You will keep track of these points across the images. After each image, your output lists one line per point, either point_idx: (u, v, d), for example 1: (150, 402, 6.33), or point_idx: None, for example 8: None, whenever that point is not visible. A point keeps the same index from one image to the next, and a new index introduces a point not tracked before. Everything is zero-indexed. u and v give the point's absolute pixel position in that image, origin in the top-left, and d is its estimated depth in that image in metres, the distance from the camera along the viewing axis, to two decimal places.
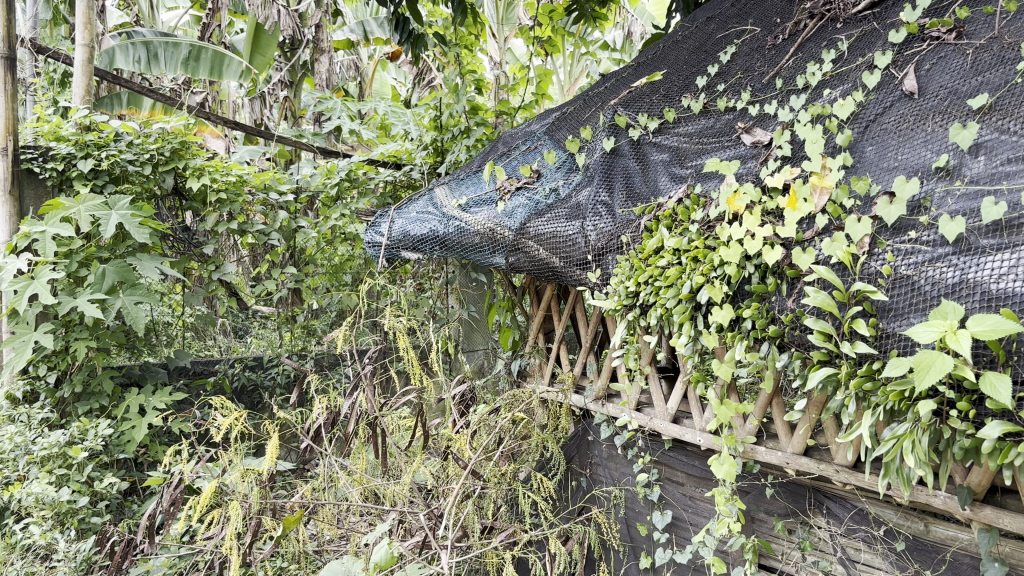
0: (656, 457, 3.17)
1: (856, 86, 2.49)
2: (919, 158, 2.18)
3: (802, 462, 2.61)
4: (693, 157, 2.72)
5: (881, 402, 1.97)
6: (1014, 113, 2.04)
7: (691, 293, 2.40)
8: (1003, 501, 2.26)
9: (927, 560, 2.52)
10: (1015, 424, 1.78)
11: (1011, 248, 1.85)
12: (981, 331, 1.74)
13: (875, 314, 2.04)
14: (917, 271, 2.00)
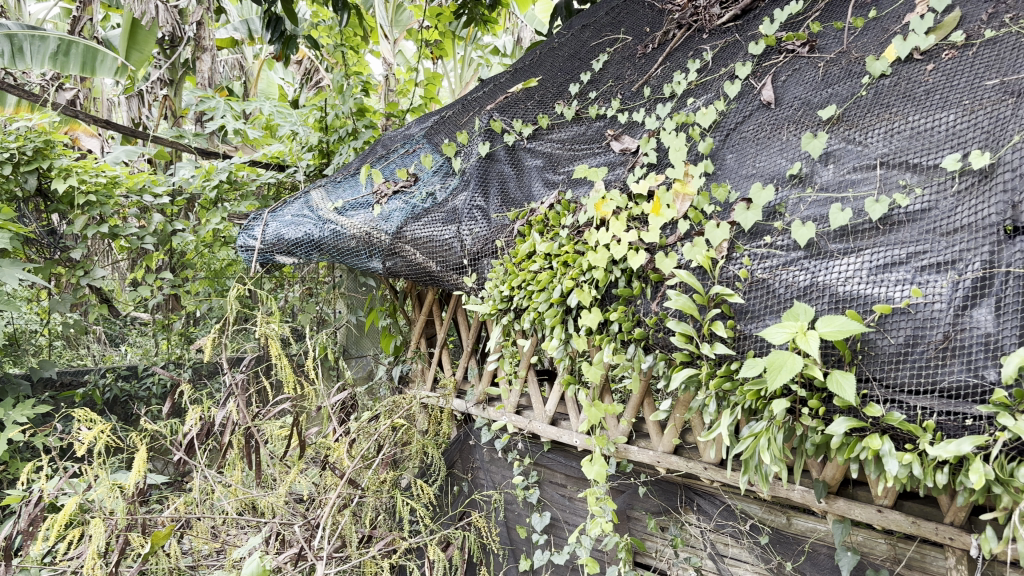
0: (535, 459, 3.18)
1: (718, 95, 2.58)
2: (775, 166, 2.28)
3: (672, 460, 2.69)
4: (566, 163, 2.78)
5: (739, 401, 2.05)
6: (859, 125, 2.20)
7: (562, 297, 2.43)
8: (855, 493, 2.37)
9: (789, 552, 2.63)
10: (859, 420, 1.89)
11: (856, 253, 2.00)
12: (829, 332, 1.83)
13: (732, 316, 2.13)
14: (772, 274, 2.11)
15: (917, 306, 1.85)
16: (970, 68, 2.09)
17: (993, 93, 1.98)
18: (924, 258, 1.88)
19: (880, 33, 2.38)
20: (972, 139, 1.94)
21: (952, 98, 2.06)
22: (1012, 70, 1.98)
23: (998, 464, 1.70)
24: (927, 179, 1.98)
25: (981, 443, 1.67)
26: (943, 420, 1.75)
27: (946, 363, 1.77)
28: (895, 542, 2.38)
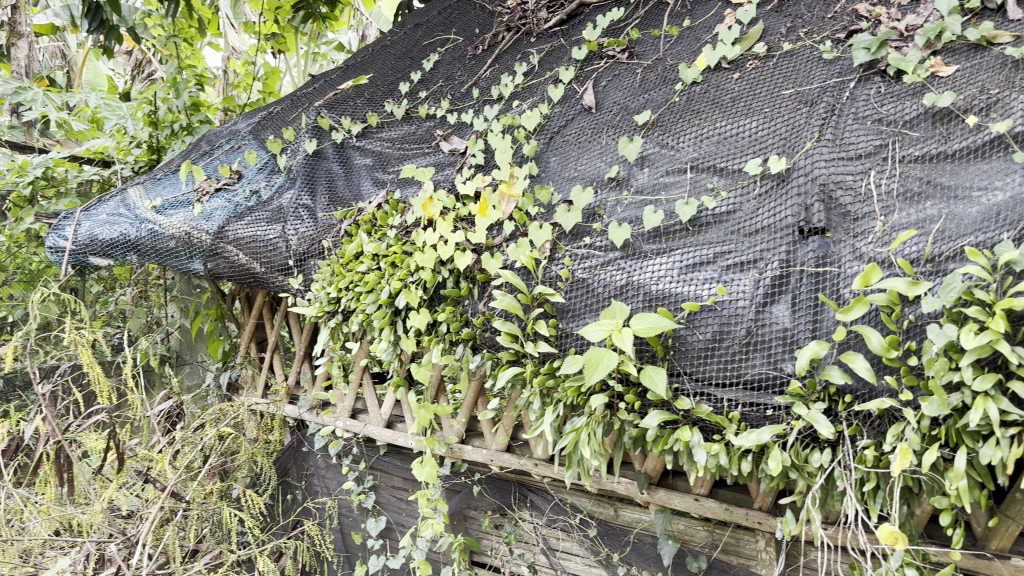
0: (371, 463, 3.12)
1: (543, 98, 2.62)
2: (595, 169, 2.34)
3: (505, 458, 2.71)
4: (395, 162, 2.75)
5: (562, 397, 2.10)
6: (672, 130, 2.29)
7: (390, 298, 2.39)
8: (674, 483, 2.46)
9: (616, 543, 2.70)
10: (671, 413, 1.98)
11: (668, 253, 2.10)
12: (642, 329, 1.90)
13: (555, 315, 2.18)
14: (591, 274, 2.17)
15: (723, 303, 1.97)
16: (771, 77, 2.23)
17: (789, 102, 2.13)
18: (729, 258, 2.01)
19: (693, 42, 2.49)
20: (771, 145, 2.08)
21: (755, 106, 2.19)
22: (806, 81, 2.15)
23: (794, 451, 1.86)
24: (732, 182, 2.10)
25: (779, 432, 1.83)
26: (747, 411, 1.89)
27: (749, 357, 1.91)
28: (713, 529, 2.49)
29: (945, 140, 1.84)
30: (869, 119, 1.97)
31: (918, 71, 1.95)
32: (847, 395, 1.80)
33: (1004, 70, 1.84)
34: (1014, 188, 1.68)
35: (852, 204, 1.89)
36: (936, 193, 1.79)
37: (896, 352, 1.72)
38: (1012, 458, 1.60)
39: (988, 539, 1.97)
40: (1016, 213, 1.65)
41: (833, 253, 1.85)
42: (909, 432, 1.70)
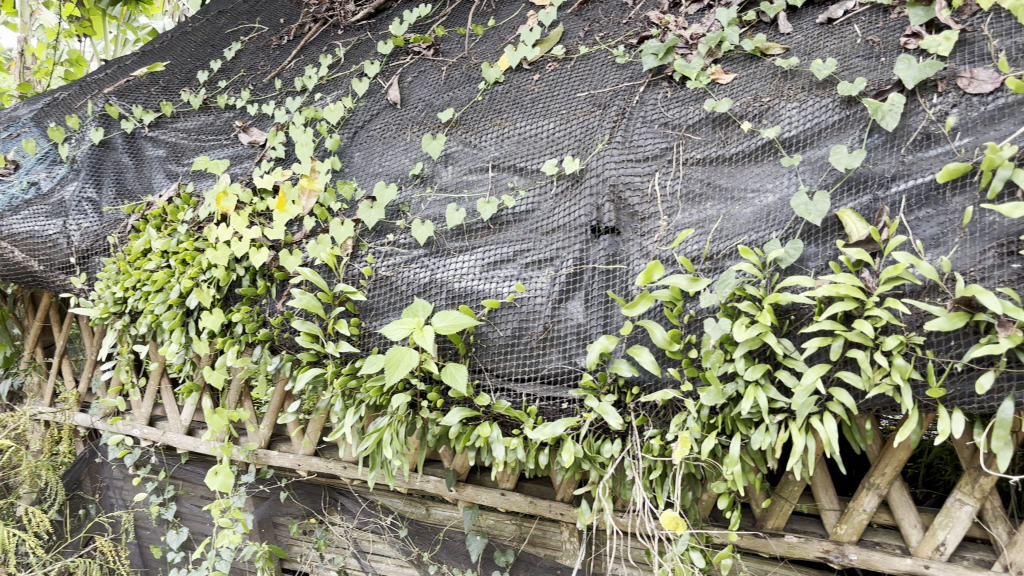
0: (171, 473, 2.96)
1: (347, 92, 2.57)
2: (399, 165, 2.32)
3: (313, 462, 2.63)
4: (190, 155, 2.63)
5: (364, 398, 2.06)
6: (474, 128, 2.30)
7: (181, 298, 2.27)
8: (482, 479, 2.48)
9: (427, 542, 2.69)
10: (472, 410, 2.00)
11: (470, 251, 2.10)
12: (444, 327, 1.89)
13: (357, 314, 2.14)
14: (394, 272, 2.14)
15: (521, 300, 2.01)
16: (568, 80, 2.29)
17: (584, 104, 2.18)
18: (527, 256, 2.04)
19: (497, 41, 2.52)
20: (567, 146, 2.13)
21: (553, 107, 2.23)
22: (600, 84, 2.22)
23: (587, 442, 1.92)
24: (531, 181, 2.13)
25: (573, 424, 1.88)
26: (543, 405, 1.95)
27: (546, 353, 1.96)
28: (521, 522, 2.52)
29: (723, 144, 1.97)
30: (656, 123, 2.06)
31: (700, 77, 2.06)
32: (634, 387, 1.89)
33: (774, 80, 1.99)
34: (782, 190, 1.84)
35: (640, 205, 1.98)
36: (715, 194, 1.91)
37: (678, 345, 1.81)
38: (779, 442, 1.73)
39: (765, 519, 2.12)
40: (784, 213, 1.81)
41: (622, 251, 1.94)
42: (690, 421, 1.80)
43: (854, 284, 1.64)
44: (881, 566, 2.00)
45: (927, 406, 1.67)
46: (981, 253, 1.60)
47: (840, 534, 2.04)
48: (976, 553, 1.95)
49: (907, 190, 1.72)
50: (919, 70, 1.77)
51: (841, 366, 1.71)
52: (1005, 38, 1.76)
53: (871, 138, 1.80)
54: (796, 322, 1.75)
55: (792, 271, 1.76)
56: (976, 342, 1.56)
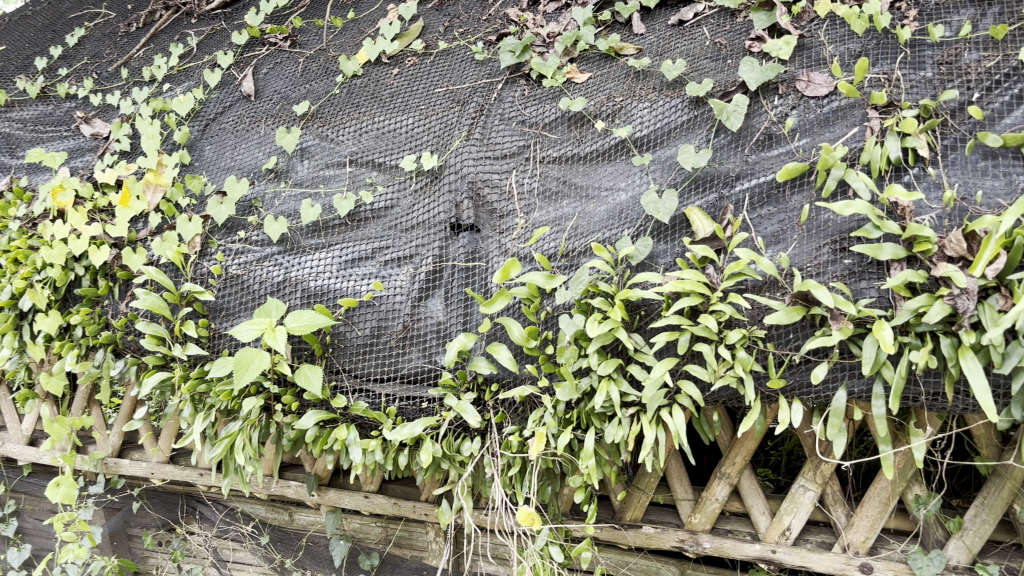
0: (12, 486, 2.77)
1: (199, 83, 2.47)
2: (252, 159, 2.24)
3: (167, 470, 2.51)
4: (26, 146, 2.46)
5: (214, 403, 1.98)
6: (331, 122, 2.25)
7: (13, 299, 2.12)
8: (345, 483, 2.44)
9: (289, 548, 2.62)
10: (328, 412, 1.95)
11: (326, 248, 2.05)
12: (297, 327, 1.83)
13: (206, 315, 2.05)
14: (246, 270, 2.07)
15: (379, 299, 1.97)
16: (427, 75, 2.26)
17: (443, 100, 2.16)
18: (386, 253, 2.01)
19: (357, 34, 2.48)
20: (425, 142, 2.10)
21: (411, 102, 2.20)
22: (458, 80, 2.20)
23: (446, 441, 1.90)
24: (389, 177, 2.10)
25: (431, 424, 1.86)
26: (402, 405, 1.92)
27: (405, 351, 1.93)
28: (386, 524, 2.47)
29: (578, 143, 1.98)
30: (514, 120, 2.06)
31: (556, 76, 2.06)
32: (493, 384, 1.88)
33: (627, 80, 2.02)
34: (635, 188, 1.88)
35: (497, 202, 1.97)
36: (571, 192, 1.93)
37: (535, 342, 1.81)
38: (631, 435, 1.76)
39: (624, 511, 2.16)
40: (635, 211, 1.85)
41: (481, 248, 1.93)
42: (547, 417, 1.81)
43: (700, 280, 1.68)
44: (732, 552, 2.07)
45: (770, 397, 1.74)
46: (816, 249, 1.68)
47: (694, 523, 2.09)
48: (819, 536, 2.05)
49: (750, 189, 1.78)
50: (761, 73, 1.82)
51: (689, 360, 1.75)
52: (839, 44, 1.86)
53: (717, 138, 1.86)
54: (646, 317, 1.80)
55: (643, 267, 1.80)
56: (813, 335, 1.63)
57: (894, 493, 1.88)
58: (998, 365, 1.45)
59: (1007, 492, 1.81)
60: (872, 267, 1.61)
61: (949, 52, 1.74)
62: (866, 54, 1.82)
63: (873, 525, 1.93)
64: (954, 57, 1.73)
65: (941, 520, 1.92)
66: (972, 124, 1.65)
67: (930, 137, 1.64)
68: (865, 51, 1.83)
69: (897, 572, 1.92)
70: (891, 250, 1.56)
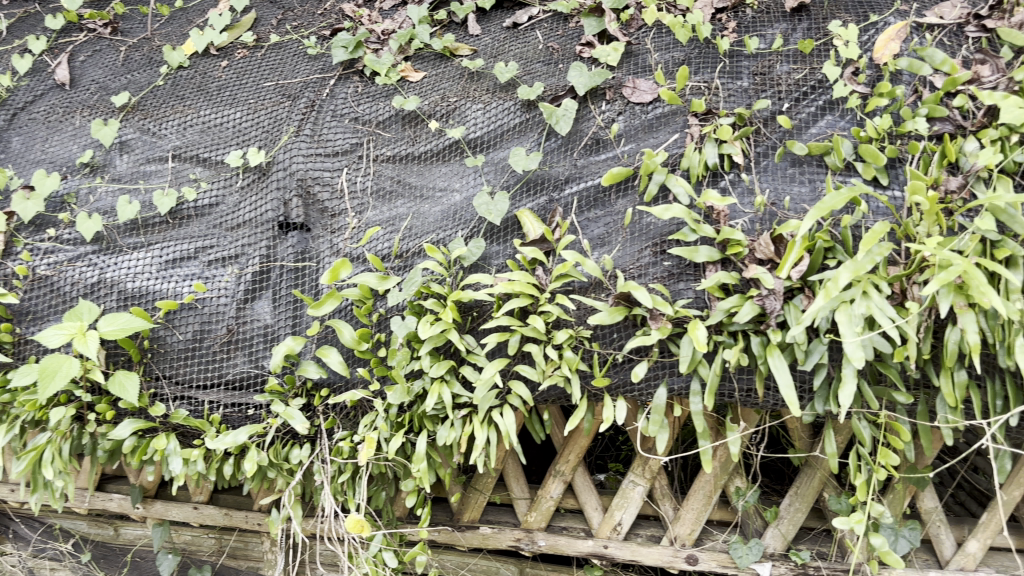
0: None
1: (7, 68, 2.29)
2: (65, 152, 2.10)
3: None
4: None
5: (18, 414, 1.84)
6: (153, 114, 2.13)
7: None
8: (174, 494, 2.32)
9: (114, 566, 2.48)
10: (146, 420, 1.84)
11: (146, 247, 1.94)
12: (111, 331, 1.72)
13: (9, 319, 1.91)
14: (56, 271, 1.93)
15: (202, 301, 1.89)
16: (257, 69, 2.19)
17: (273, 94, 2.09)
18: (210, 253, 1.92)
19: (184, 24, 2.38)
20: (253, 137, 2.03)
21: (239, 96, 2.12)
22: (290, 75, 2.13)
23: (273, 449, 1.83)
24: (215, 173, 2.01)
25: (258, 431, 1.80)
26: (228, 412, 1.84)
27: (230, 356, 1.85)
28: (220, 535, 2.37)
29: (412, 142, 1.96)
30: (346, 117, 2.01)
31: (390, 74, 2.03)
32: (323, 389, 1.82)
33: (462, 80, 2.01)
34: (468, 189, 1.87)
35: (329, 201, 1.92)
36: (404, 192, 1.91)
37: (366, 344, 1.76)
38: (463, 437, 1.76)
39: (462, 513, 2.14)
40: (469, 212, 1.84)
41: (311, 248, 1.88)
42: (378, 421, 1.77)
43: (529, 281, 1.69)
44: (566, 549, 2.10)
45: (597, 395, 1.77)
46: (638, 252, 1.72)
47: (530, 521, 2.11)
48: (649, 529, 2.11)
49: (578, 192, 1.81)
50: (589, 79, 1.85)
51: (519, 360, 1.76)
52: (664, 52, 1.91)
53: (548, 141, 1.88)
54: (478, 318, 1.78)
55: (475, 268, 1.79)
56: (635, 333, 1.68)
57: (716, 486, 1.96)
58: (802, 363, 1.53)
59: (818, 481, 1.91)
60: (690, 269, 1.67)
61: (763, 64, 1.83)
62: (688, 63, 1.88)
63: (698, 518, 2.00)
64: (768, 68, 1.82)
65: (760, 510, 2.01)
66: (782, 133, 1.73)
67: (744, 145, 1.72)
68: (687, 59, 1.88)
69: (719, 562, 2.01)
70: (707, 252, 1.62)
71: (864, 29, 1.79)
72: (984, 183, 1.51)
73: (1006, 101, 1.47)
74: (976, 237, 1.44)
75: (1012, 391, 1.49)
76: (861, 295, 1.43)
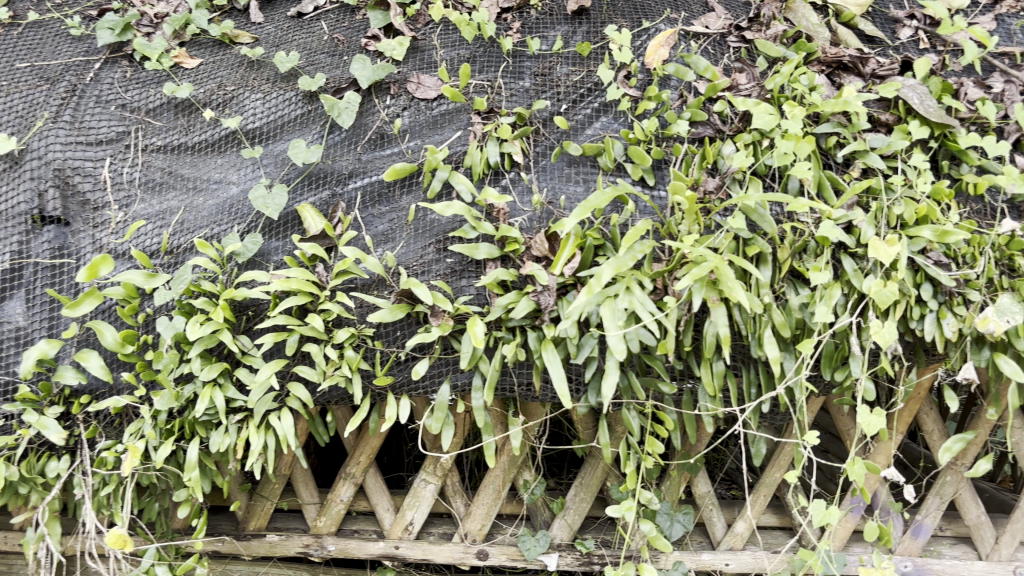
0: None
1: None
2: None
3: None
4: None
5: None
6: None
7: None
8: None
9: None
10: None
11: None
12: None
13: None
14: None
15: None
16: (11, 48, 2.01)
17: (28, 76, 1.92)
18: None
19: None
20: (4, 122, 1.85)
21: None
22: (49, 56, 1.97)
23: (25, 463, 1.67)
24: None
25: (7, 444, 1.63)
26: None
27: None
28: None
29: (185, 132, 1.86)
30: (112, 104, 1.87)
31: (161, 60, 1.91)
32: (83, 396, 1.69)
33: (241, 69, 1.93)
34: (245, 182, 1.79)
35: (91, 192, 1.79)
36: (176, 184, 1.80)
37: (131, 347, 1.65)
38: (238, 443, 1.68)
39: (247, 521, 2.06)
40: (246, 206, 1.76)
41: (70, 244, 1.74)
42: (145, 429, 1.66)
43: (306, 279, 1.63)
44: (356, 553, 2.05)
45: (380, 394, 1.74)
46: (422, 249, 1.70)
47: (319, 526, 2.05)
48: (441, 528, 2.12)
49: (362, 187, 1.77)
50: (373, 72, 1.81)
51: (298, 361, 1.70)
52: (450, 49, 1.91)
53: (330, 135, 1.82)
54: (254, 317, 1.70)
55: (252, 265, 1.71)
56: (416, 331, 1.66)
57: (505, 480, 1.98)
58: (574, 356, 1.57)
59: (601, 471, 1.97)
60: (472, 266, 1.68)
61: (544, 65, 1.86)
62: (473, 61, 1.88)
63: (487, 513, 2.01)
64: (548, 70, 1.85)
65: (547, 502, 2.06)
66: (559, 134, 1.78)
67: (524, 144, 1.74)
68: (473, 57, 1.89)
69: (509, 556, 2.03)
70: (487, 249, 1.62)
71: (637, 34, 1.86)
72: (738, 185, 1.61)
73: (758, 108, 1.57)
74: (730, 235, 1.53)
75: (764, 379, 1.59)
76: (624, 291, 1.49)
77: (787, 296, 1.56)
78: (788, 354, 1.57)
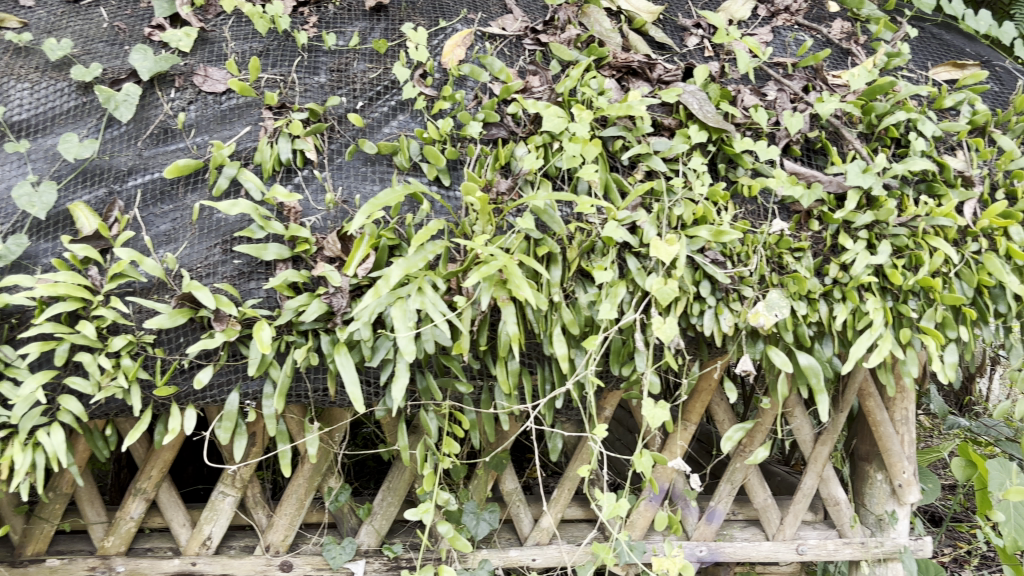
0: None
1: None
2: None
3: None
4: None
5: None
6: None
7: None
8: None
9: None
10: None
11: None
12: None
13: None
14: None
15: None
16: None
17: None
18: None
19: None
20: None
21: None
22: None
23: None
24: None
25: None
26: None
27: None
28: None
29: None
30: None
31: None
32: None
33: (5, 55, 1.77)
34: (10, 178, 1.65)
35: None
36: None
37: None
38: (1, 462, 1.54)
39: (24, 545, 1.89)
40: (9, 205, 1.62)
41: None
42: None
43: (76, 283, 1.51)
44: (148, 572, 1.93)
45: (163, 404, 1.65)
46: (207, 250, 1.61)
47: (106, 547, 1.91)
48: (243, 540, 2.04)
49: (142, 185, 1.67)
50: (154, 63, 1.71)
51: (70, 372, 1.57)
52: (242, 42, 1.83)
53: (108, 129, 1.71)
54: (18, 326, 1.56)
55: (16, 268, 1.58)
56: (201, 337, 1.58)
57: (310, 488, 1.92)
58: (369, 359, 1.54)
59: (408, 475, 1.95)
60: (261, 267, 1.61)
61: (340, 61, 1.82)
62: (265, 54, 1.81)
63: (290, 523, 1.95)
64: (345, 66, 1.81)
65: (354, 508, 2.02)
66: (355, 132, 1.74)
67: (317, 141, 1.69)
68: (267, 51, 1.82)
69: (314, 565, 1.98)
70: (276, 250, 1.56)
71: (434, 33, 1.85)
72: (530, 186, 1.63)
73: (547, 110, 1.60)
74: (521, 236, 1.54)
75: (557, 376, 1.63)
76: (416, 291, 1.48)
77: (576, 294, 1.60)
78: (578, 351, 1.61)
